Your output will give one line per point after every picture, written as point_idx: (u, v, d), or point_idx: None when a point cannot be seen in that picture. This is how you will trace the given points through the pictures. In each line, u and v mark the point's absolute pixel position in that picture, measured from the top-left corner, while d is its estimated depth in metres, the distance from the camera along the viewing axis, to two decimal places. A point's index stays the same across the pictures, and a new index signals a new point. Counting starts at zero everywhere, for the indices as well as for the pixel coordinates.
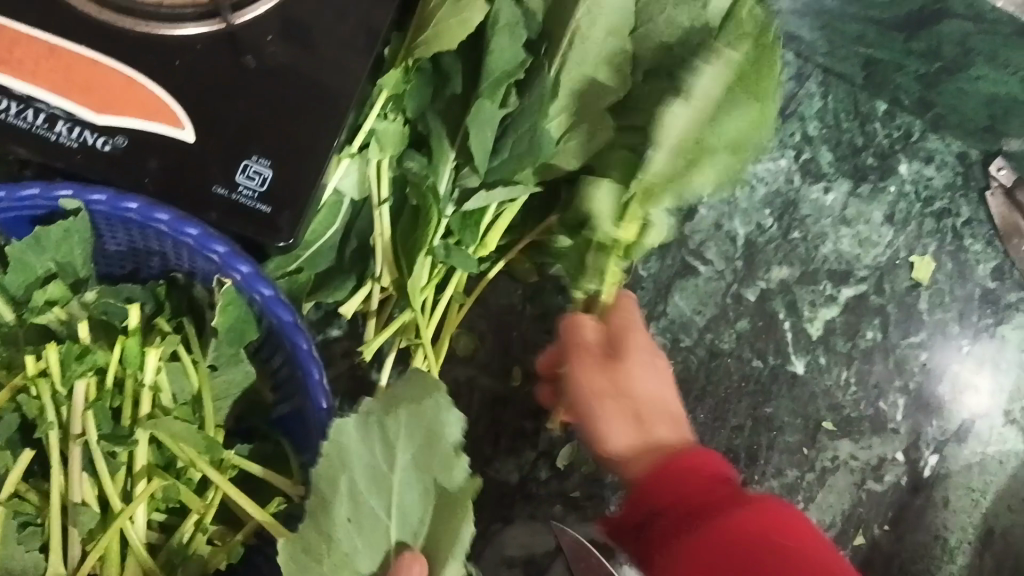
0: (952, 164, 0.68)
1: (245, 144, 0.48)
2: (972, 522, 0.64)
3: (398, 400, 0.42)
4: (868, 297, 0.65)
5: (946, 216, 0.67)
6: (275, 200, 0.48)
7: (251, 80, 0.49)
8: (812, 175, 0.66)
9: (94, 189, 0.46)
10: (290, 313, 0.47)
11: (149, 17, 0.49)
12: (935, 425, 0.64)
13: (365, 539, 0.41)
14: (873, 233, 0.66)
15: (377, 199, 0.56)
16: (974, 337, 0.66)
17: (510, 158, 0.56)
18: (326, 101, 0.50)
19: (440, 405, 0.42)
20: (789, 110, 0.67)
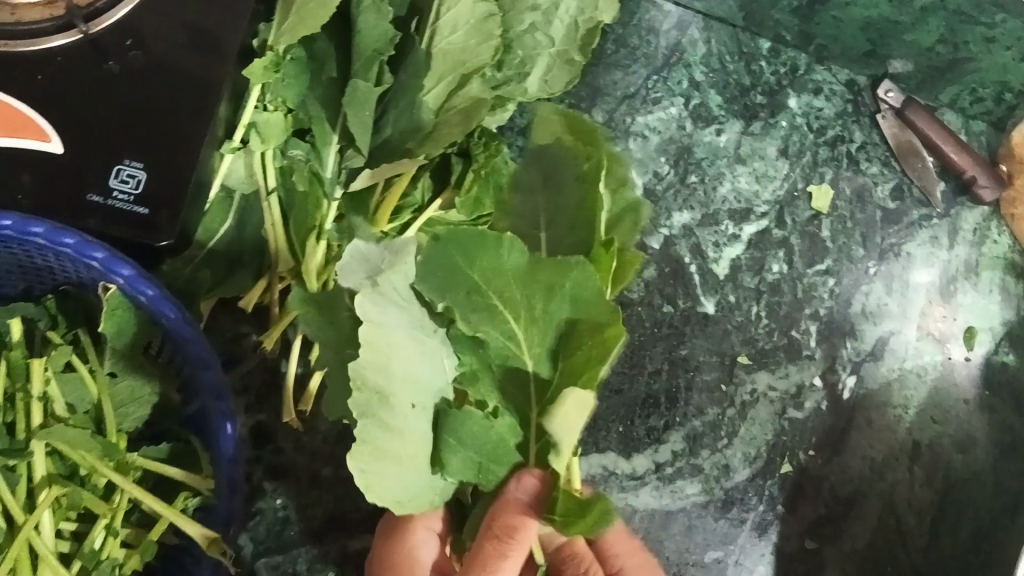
0: (841, 93, 0.69)
1: (117, 150, 0.51)
2: (898, 437, 0.65)
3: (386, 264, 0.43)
4: (770, 232, 0.67)
5: (840, 142, 0.69)
6: (151, 201, 0.50)
7: (118, 87, 0.51)
8: (703, 119, 0.68)
9: None
10: (175, 310, 0.48)
11: (8, 36, 0.51)
12: (850, 347, 0.66)
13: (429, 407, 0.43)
14: (768, 168, 0.68)
15: (264, 190, 0.57)
16: (880, 258, 0.67)
17: (391, 135, 0.56)
18: (194, 100, 0.52)
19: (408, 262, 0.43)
20: (674, 59, 0.68)
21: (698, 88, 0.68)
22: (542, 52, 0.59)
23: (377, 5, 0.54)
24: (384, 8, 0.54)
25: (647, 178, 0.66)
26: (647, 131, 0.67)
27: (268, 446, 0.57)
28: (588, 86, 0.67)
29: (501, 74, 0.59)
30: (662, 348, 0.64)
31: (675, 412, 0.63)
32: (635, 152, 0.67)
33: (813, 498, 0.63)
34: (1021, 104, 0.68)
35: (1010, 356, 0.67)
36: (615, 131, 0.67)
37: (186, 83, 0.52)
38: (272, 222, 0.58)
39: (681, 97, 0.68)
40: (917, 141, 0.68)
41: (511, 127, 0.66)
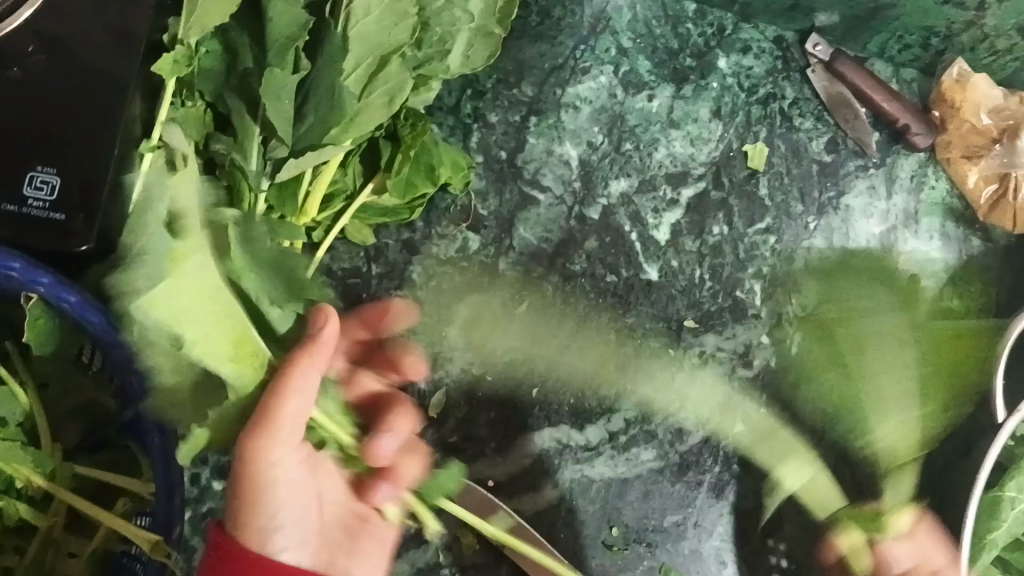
0: (770, 50, 0.69)
1: (28, 156, 0.49)
2: (847, 389, 0.65)
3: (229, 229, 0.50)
4: (709, 193, 0.66)
5: (772, 100, 0.69)
6: (67, 206, 0.49)
7: (23, 93, 0.50)
8: (633, 86, 0.67)
9: None
10: (98, 315, 0.48)
11: None
12: (795, 303, 0.66)
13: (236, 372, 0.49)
14: (702, 130, 0.67)
15: None
16: (818, 213, 0.68)
17: (315, 123, 0.55)
18: (103, 98, 0.51)
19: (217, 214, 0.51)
20: (600, 27, 0.68)
21: (626, 55, 0.68)
22: (461, 28, 0.58)
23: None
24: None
25: (581, 150, 0.66)
26: (578, 102, 0.66)
27: (214, 447, 0.57)
28: (515, 60, 0.66)
29: (421, 53, 0.58)
30: (608, 317, 0.63)
31: (625, 379, 0.62)
32: (566, 124, 0.66)
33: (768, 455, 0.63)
34: (948, 48, 0.69)
35: (955, 301, 0.68)
36: (545, 104, 0.66)
37: (93, 84, 0.51)
38: None
39: (610, 65, 0.67)
40: (848, 93, 0.68)
41: (440, 106, 0.65)
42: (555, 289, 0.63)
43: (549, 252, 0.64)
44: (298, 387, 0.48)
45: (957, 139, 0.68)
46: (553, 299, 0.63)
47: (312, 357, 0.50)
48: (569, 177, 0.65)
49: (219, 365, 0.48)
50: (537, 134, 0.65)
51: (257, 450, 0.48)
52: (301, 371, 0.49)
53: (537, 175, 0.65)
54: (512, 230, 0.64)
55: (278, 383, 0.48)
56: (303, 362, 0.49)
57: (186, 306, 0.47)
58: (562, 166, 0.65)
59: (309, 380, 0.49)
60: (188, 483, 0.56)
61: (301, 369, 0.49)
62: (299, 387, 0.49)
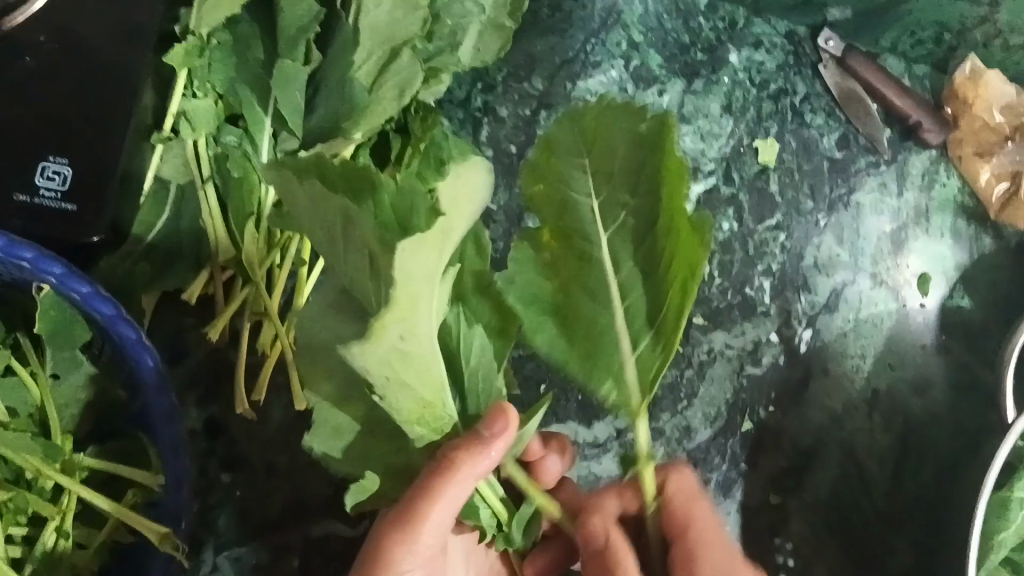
0: (781, 45, 0.69)
1: (38, 146, 0.49)
2: (856, 387, 0.65)
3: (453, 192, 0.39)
4: (718, 189, 0.66)
5: (784, 95, 0.68)
6: (79, 197, 0.49)
7: (34, 82, 0.50)
8: (644, 81, 0.67)
9: None
10: (111, 306, 0.47)
11: None
12: (804, 300, 0.65)
13: (415, 381, 0.42)
14: (713, 126, 0.67)
15: (199, 179, 0.57)
16: (829, 209, 0.67)
17: (326, 114, 0.56)
18: (114, 87, 0.50)
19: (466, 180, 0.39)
20: (612, 20, 0.67)
21: (637, 49, 0.67)
22: (472, 20, 0.58)
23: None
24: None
25: None
26: (588, 96, 0.66)
27: (222, 439, 0.57)
28: (526, 53, 0.66)
29: (432, 45, 0.58)
30: None
31: None
32: None
33: (776, 452, 0.63)
34: (960, 45, 0.68)
35: (966, 299, 0.67)
36: (555, 97, 0.66)
37: (105, 73, 0.51)
38: (208, 210, 0.57)
39: (621, 59, 0.67)
40: (860, 89, 0.68)
41: (450, 100, 0.65)
42: None
43: None
44: (442, 495, 0.42)
45: (969, 137, 0.68)
46: None
47: (477, 463, 0.42)
48: None
49: (407, 388, 0.42)
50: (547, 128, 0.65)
51: (399, 539, 0.44)
52: (438, 482, 0.42)
53: None
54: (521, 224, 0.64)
55: (427, 493, 0.42)
56: (461, 460, 0.42)
57: (417, 274, 0.38)
58: None
59: (445, 502, 0.43)
60: (198, 474, 0.56)
61: (457, 485, 0.42)
62: (449, 499, 0.43)
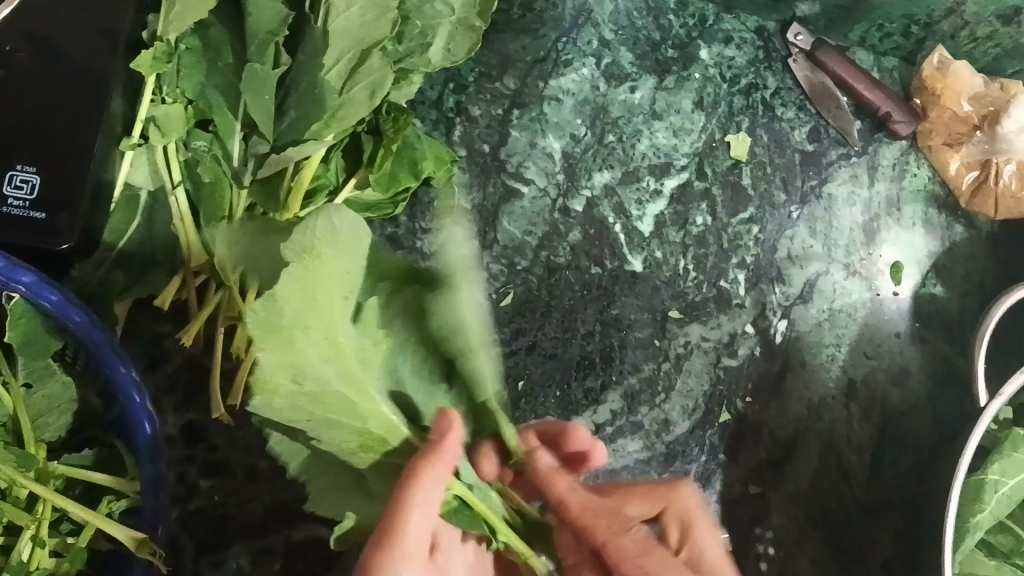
0: (752, 40, 0.70)
1: (9, 155, 0.49)
2: (832, 377, 0.65)
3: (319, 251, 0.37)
4: (692, 184, 0.67)
5: (755, 90, 0.69)
6: (49, 206, 0.49)
7: (2, 91, 0.50)
8: (616, 78, 0.67)
9: None
10: (81, 314, 0.47)
11: None
12: (779, 292, 0.66)
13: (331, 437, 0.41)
14: (685, 121, 0.67)
15: (170, 184, 0.57)
16: (802, 201, 0.68)
17: (297, 117, 0.55)
18: (83, 94, 0.51)
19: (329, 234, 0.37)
20: (582, 19, 0.68)
21: (608, 47, 0.68)
22: (442, 22, 0.58)
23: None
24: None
25: (564, 142, 0.66)
26: (560, 94, 0.66)
27: (201, 444, 0.57)
28: (498, 54, 0.66)
29: (402, 47, 0.58)
30: (594, 309, 0.63)
31: (610, 371, 0.62)
32: (549, 117, 0.66)
33: (754, 444, 0.63)
34: (929, 36, 0.69)
35: (939, 288, 0.68)
36: (528, 97, 0.66)
37: (73, 81, 0.51)
38: (181, 216, 0.57)
39: (592, 57, 0.67)
40: (830, 83, 0.69)
41: (422, 101, 0.65)
42: (540, 281, 0.63)
43: (533, 245, 0.64)
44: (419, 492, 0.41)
45: (939, 127, 0.69)
46: (538, 292, 0.63)
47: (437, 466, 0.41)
48: (552, 170, 0.65)
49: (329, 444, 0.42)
50: (520, 127, 0.65)
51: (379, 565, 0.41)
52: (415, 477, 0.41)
53: (520, 169, 0.65)
54: (497, 223, 0.64)
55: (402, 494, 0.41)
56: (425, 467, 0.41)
57: (290, 320, 0.37)
58: (546, 159, 0.65)
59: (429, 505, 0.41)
60: (176, 480, 0.56)
61: (426, 481, 0.41)
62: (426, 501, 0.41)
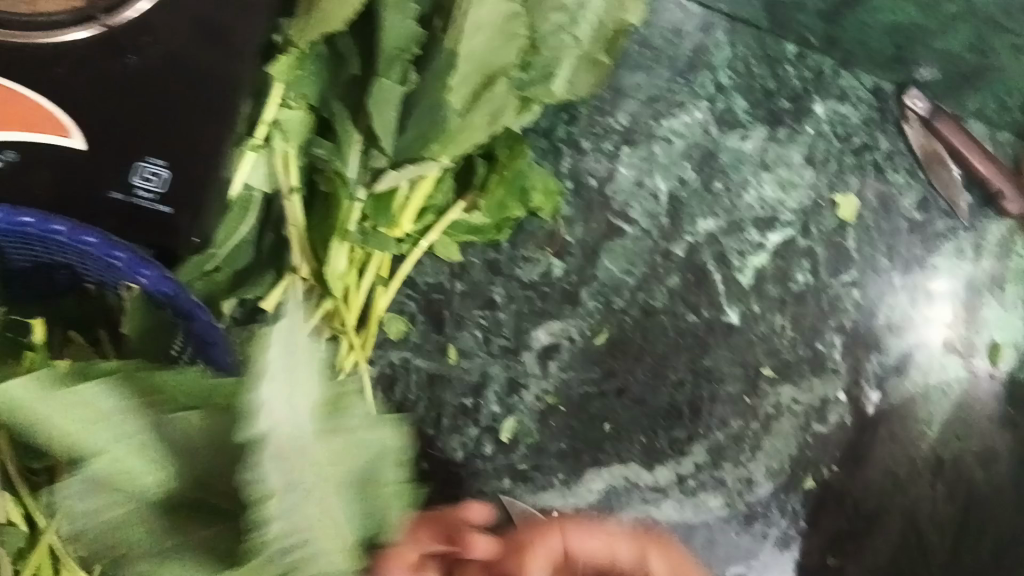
0: (868, 100, 0.68)
1: (139, 147, 0.48)
2: (921, 454, 0.64)
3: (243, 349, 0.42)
4: (796, 241, 0.65)
5: (867, 151, 0.67)
6: (174, 201, 0.49)
7: (136, 83, 0.48)
8: (728, 125, 0.66)
9: (22, 213, 0.46)
10: (204, 315, 0.48)
11: (24, 27, 0.47)
12: (875, 360, 0.64)
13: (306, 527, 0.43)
14: (794, 176, 0.66)
15: (286, 189, 0.55)
16: (905, 270, 0.66)
17: (414, 137, 0.55)
18: (217, 92, 0.49)
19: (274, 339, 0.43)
20: (698, 61, 0.66)
21: (723, 92, 0.66)
22: (567, 52, 0.57)
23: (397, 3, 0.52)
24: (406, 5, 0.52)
25: (671, 184, 0.65)
26: (670, 135, 0.65)
27: None
28: (612, 88, 0.65)
29: (527, 75, 0.57)
30: (686, 358, 0.62)
31: (698, 423, 0.62)
32: (658, 158, 0.65)
33: (836, 512, 0.62)
34: None
35: None
36: (639, 134, 0.65)
37: (206, 77, 0.49)
38: (293, 223, 0.56)
39: (706, 101, 0.66)
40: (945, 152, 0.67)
41: (534, 129, 0.64)
42: (634, 323, 0.62)
43: (631, 286, 0.63)
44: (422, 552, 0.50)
45: None
46: (632, 334, 0.62)
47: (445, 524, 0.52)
48: (657, 212, 0.64)
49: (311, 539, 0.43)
50: (628, 165, 0.65)
51: None
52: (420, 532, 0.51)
53: (625, 207, 0.64)
54: (596, 260, 0.63)
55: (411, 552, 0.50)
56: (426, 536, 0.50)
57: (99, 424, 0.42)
58: (651, 199, 0.64)
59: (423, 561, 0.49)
60: None
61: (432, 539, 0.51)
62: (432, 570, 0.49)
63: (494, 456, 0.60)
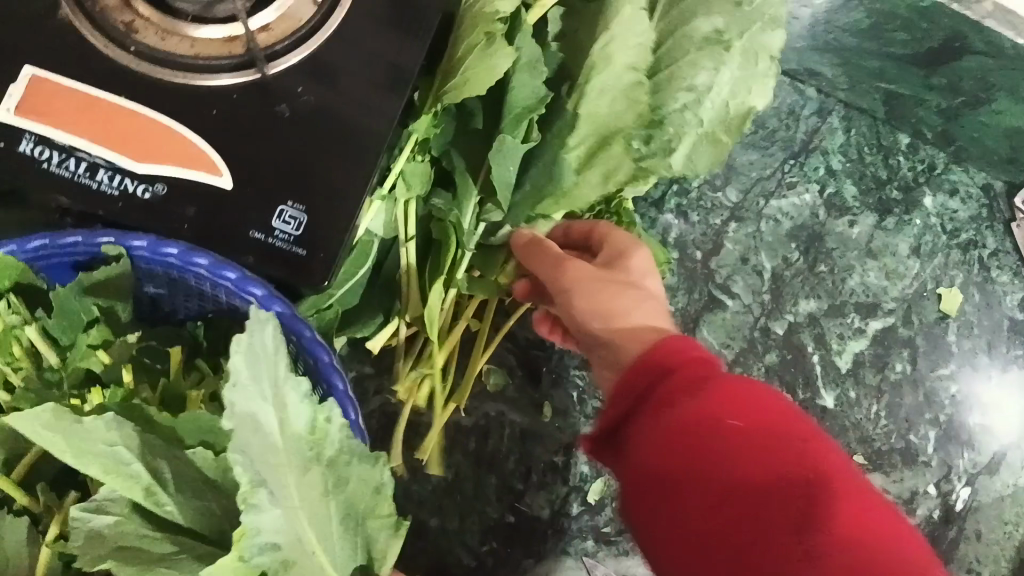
0: (977, 196, 0.69)
1: (282, 190, 0.51)
2: (1007, 556, 0.64)
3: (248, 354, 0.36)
4: (896, 329, 0.66)
5: (973, 247, 0.68)
6: (309, 243, 0.51)
7: (286, 129, 0.52)
8: (836, 209, 0.67)
9: (167, 244, 0.48)
10: (328, 356, 0.50)
11: (188, 68, 0.51)
12: (966, 457, 0.64)
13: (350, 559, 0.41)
14: (898, 265, 0.67)
15: (404, 237, 0.59)
16: (1003, 368, 0.66)
17: (530, 192, 0.58)
18: (360, 143, 0.52)
19: (264, 334, 0.37)
20: (812, 145, 0.68)
21: (834, 177, 0.68)
22: (690, 132, 0.58)
23: (529, 66, 0.54)
24: (539, 68, 0.54)
25: (775, 263, 0.66)
26: (778, 215, 0.67)
27: None
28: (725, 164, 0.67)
29: (648, 148, 0.58)
30: None
31: None
32: (764, 236, 0.66)
33: None
34: None
35: None
36: (747, 211, 0.66)
37: (348, 126, 0.52)
38: (405, 266, 0.59)
39: (816, 184, 0.67)
40: None
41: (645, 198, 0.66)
42: None
43: (728, 359, 0.63)
44: None
45: None
46: None
47: None
48: (759, 288, 0.65)
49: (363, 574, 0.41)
50: (735, 241, 0.66)
51: None
52: None
53: (728, 281, 0.65)
54: (696, 330, 0.64)
55: None
56: None
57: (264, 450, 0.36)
58: (754, 276, 0.65)
59: None
60: None
61: None
62: None
63: (580, 516, 0.61)
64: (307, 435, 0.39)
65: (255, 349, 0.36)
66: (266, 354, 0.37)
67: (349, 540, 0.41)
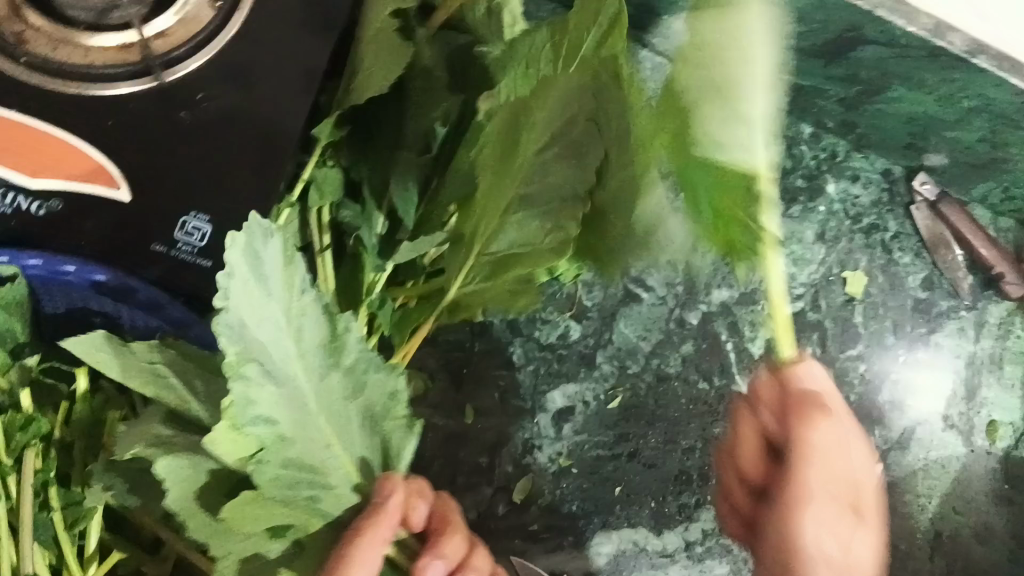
0: (878, 181, 0.71)
1: (185, 201, 0.49)
2: (921, 526, 0.66)
3: (254, 259, 0.38)
4: (805, 314, 0.68)
5: (875, 231, 0.70)
6: (215, 253, 0.49)
7: (187, 137, 0.50)
8: None
9: (65, 261, 0.47)
10: None
11: (82, 79, 0.49)
12: (879, 434, 0.67)
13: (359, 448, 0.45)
14: (805, 252, 0.69)
15: (319, 246, 0.58)
16: (910, 346, 0.69)
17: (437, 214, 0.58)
18: (262, 148, 0.51)
19: (268, 242, 0.39)
20: None
21: None
22: None
23: (427, 71, 0.56)
24: (435, 73, 0.56)
25: None
26: None
27: None
28: None
29: None
30: (697, 426, 0.64)
31: (707, 490, 0.63)
32: None
33: None
34: None
35: None
36: None
37: (251, 132, 0.51)
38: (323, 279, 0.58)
39: None
40: (949, 235, 0.69)
41: None
42: (647, 389, 0.64)
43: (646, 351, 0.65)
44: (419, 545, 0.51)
45: None
46: (645, 399, 0.64)
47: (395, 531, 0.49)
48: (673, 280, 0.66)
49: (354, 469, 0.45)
50: None
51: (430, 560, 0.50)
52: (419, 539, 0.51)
53: (643, 275, 0.66)
54: (613, 324, 0.65)
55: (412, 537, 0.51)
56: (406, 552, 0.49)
57: (269, 345, 0.40)
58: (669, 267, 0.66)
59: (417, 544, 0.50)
60: None
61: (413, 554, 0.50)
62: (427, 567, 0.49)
63: (506, 515, 0.60)
64: (328, 342, 0.43)
65: (262, 258, 0.39)
66: (280, 259, 0.39)
67: (368, 435, 0.46)
